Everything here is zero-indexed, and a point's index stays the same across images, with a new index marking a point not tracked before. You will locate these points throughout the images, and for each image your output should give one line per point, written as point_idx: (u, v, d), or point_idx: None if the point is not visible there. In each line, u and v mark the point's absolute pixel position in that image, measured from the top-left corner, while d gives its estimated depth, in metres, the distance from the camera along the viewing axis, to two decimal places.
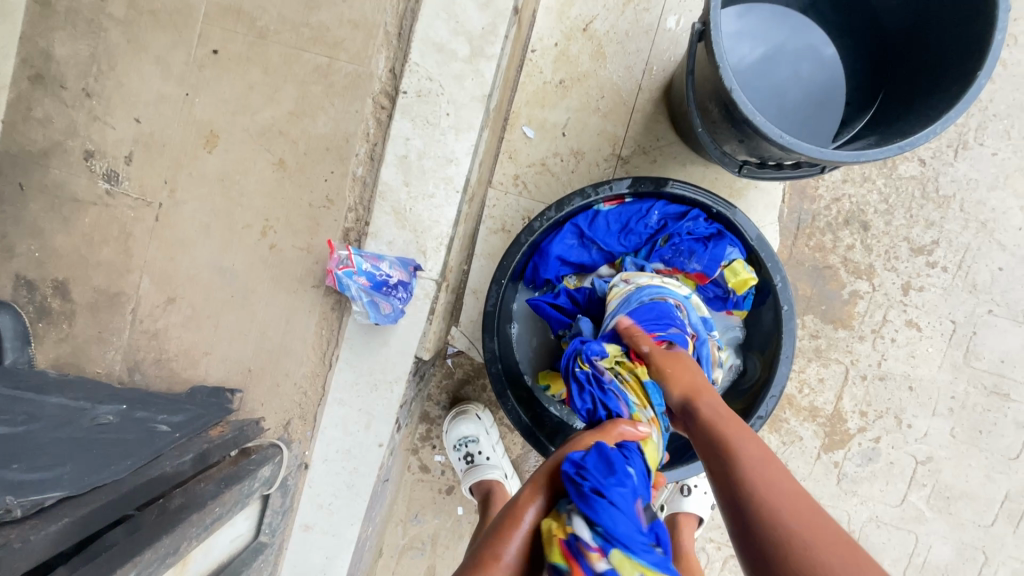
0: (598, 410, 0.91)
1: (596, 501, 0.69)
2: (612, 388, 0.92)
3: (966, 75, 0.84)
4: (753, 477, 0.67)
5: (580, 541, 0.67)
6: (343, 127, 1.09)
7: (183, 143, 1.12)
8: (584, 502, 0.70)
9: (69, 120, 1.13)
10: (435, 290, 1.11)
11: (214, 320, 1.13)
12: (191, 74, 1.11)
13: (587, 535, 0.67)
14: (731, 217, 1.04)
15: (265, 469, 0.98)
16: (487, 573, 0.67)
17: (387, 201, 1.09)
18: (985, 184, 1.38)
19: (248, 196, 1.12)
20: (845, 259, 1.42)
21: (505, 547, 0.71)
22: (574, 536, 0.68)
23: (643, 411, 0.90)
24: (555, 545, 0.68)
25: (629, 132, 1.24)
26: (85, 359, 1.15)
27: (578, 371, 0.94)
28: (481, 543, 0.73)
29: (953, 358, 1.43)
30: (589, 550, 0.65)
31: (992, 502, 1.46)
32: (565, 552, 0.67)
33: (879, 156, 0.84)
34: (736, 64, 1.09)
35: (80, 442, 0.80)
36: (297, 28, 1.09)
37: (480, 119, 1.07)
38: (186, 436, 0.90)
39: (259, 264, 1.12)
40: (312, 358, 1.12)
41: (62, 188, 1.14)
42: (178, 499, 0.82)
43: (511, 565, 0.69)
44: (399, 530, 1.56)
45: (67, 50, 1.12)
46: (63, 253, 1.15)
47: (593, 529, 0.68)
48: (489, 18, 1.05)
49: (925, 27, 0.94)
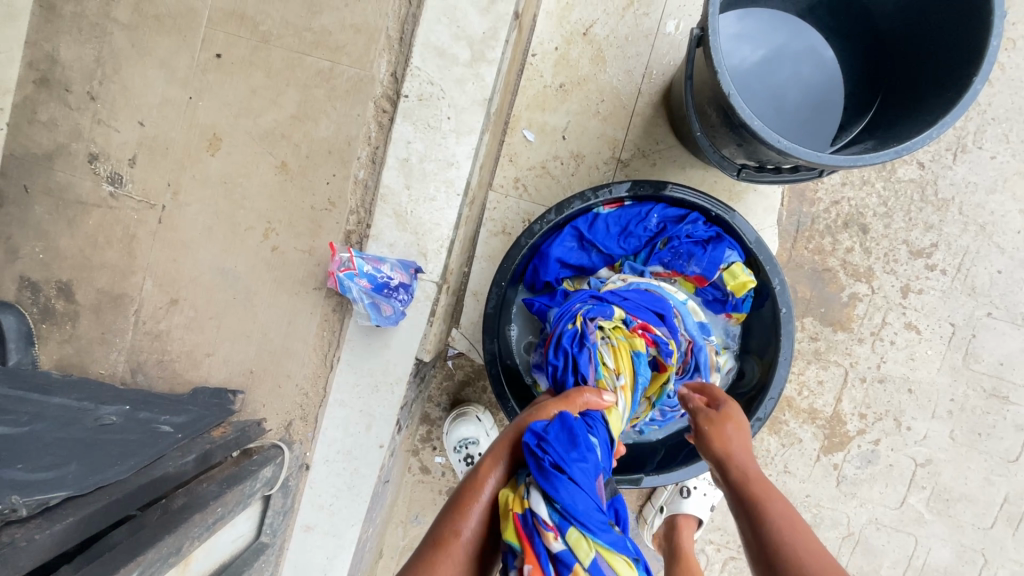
0: (568, 368, 0.96)
1: (556, 476, 0.72)
2: (591, 349, 0.95)
3: (962, 80, 0.85)
4: (778, 538, 0.70)
5: (535, 518, 0.70)
6: (345, 131, 1.10)
7: (187, 146, 1.13)
8: (544, 476, 0.74)
9: (74, 123, 1.14)
10: (436, 292, 1.12)
11: (216, 322, 1.14)
12: (195, 78, 1.12)
13: (543, 512, 0.70)
14: (729, 221, 1.05)
15: (267, 469, 0.98)
16: (446, 548, 0.72)
17: (388, 203, 1.10)
18: (984, 187, 1.39)
19: (251, 198, 1.13)
20: (844, 262, 1.42)
21: (465, 522, 0.75)
22: (529, 513, 0.71)
23: (613, 377, 0.95)
24: (511, 519, 0.72)
25: (629, 135, 1.24)
26: (88, 360, 1.16)
27: (569, 327, 0.98)
28: (441, 516, 0.77)
29: (952, 360, 1.43)
30: (544, 528, 0.69)
31: (991, 505, 1.46)
32: (520, 530, 0.71)
33: (877, 160, 0.85)
34: (734, 68, 1.10)
35: (84, 442, 0.81)
36: (300, 33, 1.10)
37: (480, 123, 1.08)
38: (189, 436, 0.91)
39: (262, 266, 1.13)
40: (314, 359, 1.12)
41: (66, 190, 1.15)
42: (181, 499, 0.83)
43: (470, 540, 0.74)
44: (400, 530, 1.57)
45: (73, 54, 1.13)
46: (67, 254, 1.16)
47: (549, 505, 0.71)
48: (490, 22, 1.06)
49: (923, 31, 0.95)
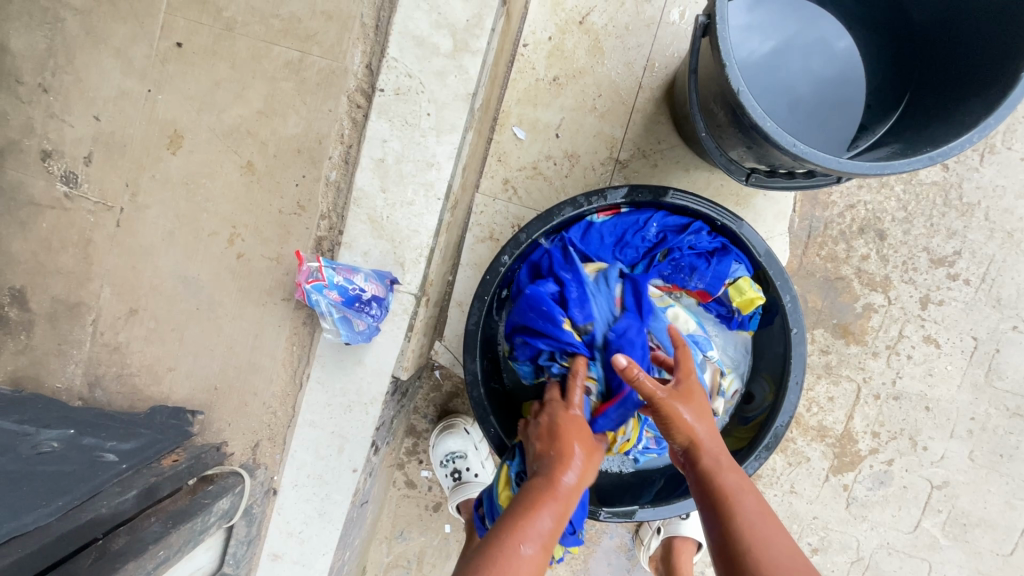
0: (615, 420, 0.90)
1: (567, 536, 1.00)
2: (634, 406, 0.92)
3: (1007, 76, 0.74)
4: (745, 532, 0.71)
5: None
6: (315, 127, 1.01)
7: (145, 143, 1.04)
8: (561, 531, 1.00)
9: (26, 117, 1.05)
10: (415, 305, 1.03)
11: (178, 334, 1.06)
12: (154, 69, 1.03)
13: None
14: (736, 230, 0.95)
15: (223, 501, 0.89)
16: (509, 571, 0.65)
17: (362, 207, 1.00)
18: (1013, 191, 1.28)
19: (214, 201, 1.04)
20: (859, 270, 1.32)
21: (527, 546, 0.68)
22: None
23: None
24: None
25: (628, 133, 1.14)
26: (43, 373, 1.08)
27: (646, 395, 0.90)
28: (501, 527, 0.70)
29: (973, 377, 1.33)
30: None
31: (1011, 530, 1.36)
32: None
33: (906, 167, 0.74)
34: (745, 59, 0.99)
35: (11, 476, 0.72)
36: (266, 20, 1.00)
37: (463, 120, 0.98)
38: (133, 468, 0.83)
39: (226, 275, 1.04)
40: (282, 376, 1.04)
41: (18, 191, 1.06)
42: (121, 540, 0.75)
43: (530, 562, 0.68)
44: (383, 547, 1.49)
45: (22, 42, 1.04)
46: (20, 259, 1.07)
47: None
48: (474, 9, 0.96)
49: (960, 22, 0.85)
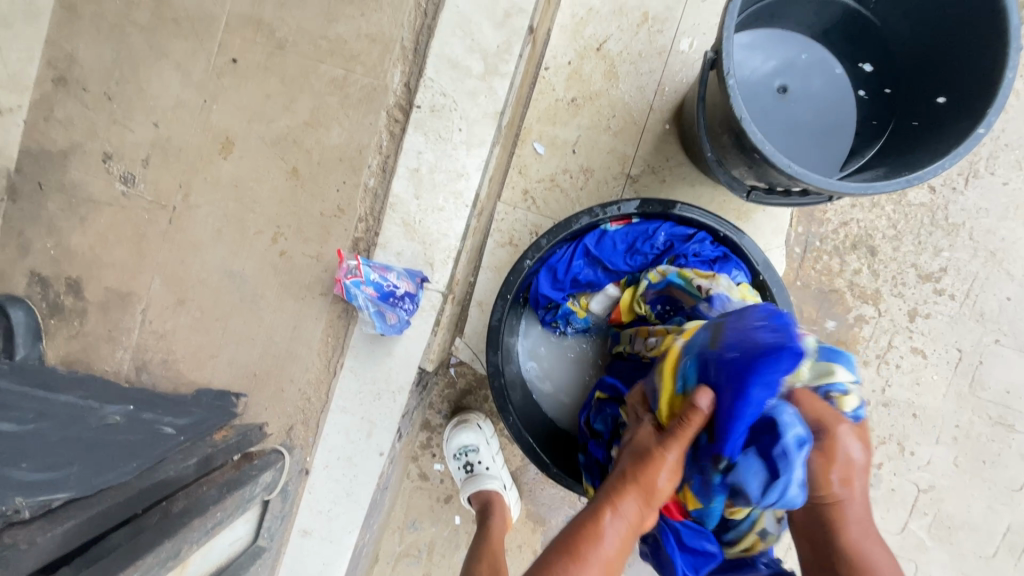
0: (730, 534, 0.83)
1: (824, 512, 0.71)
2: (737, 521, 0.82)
3: (976, 111, 0.85)
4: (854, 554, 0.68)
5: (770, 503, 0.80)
6: (356, 138, 1.10)
7: (199, 149, 1.14)
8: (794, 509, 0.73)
9: (90, 122, 1.15)
10: (442, 302, 1.12)
11: (223, 324, 1.15)
12: (210, 82, 1.13)
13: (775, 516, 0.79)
14: (737, 241, 1.05)
15: (267, 474, 1.01)
16: None
17: (397, 212, 1.10)
18: (995, 214, 1.38)
19: (261, 203, 1.13)
20: (851, 283, 1.42)
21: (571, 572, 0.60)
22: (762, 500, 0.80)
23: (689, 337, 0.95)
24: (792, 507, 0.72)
25: (639, 151, 1.24)
26: (94, 357, 1.16)
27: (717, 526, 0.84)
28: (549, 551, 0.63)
29: (958, 387, 1.42)
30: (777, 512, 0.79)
31: (994, 534, 1.44)
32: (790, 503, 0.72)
33: (887, 188, 0.84)
34: (749, 79, 1.08)
35: (87, 442, 0.81)
36: (315, 41, 1.11)
37: (491, 136, 1.09)
38: (190, 440, 0.93)
39: (269, 270, 1.13)
40: (317, 365, 1.13)
41: (79, 188, 1.16)
42: (181, 503, 0.84)
43: None
44: (396, 537, 1.57)
45: (91, 55, 1.15)
46: (77, 251, 1.17)
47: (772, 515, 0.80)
48: (505, 36, 1.06)
49: (939, 63, 0.94)
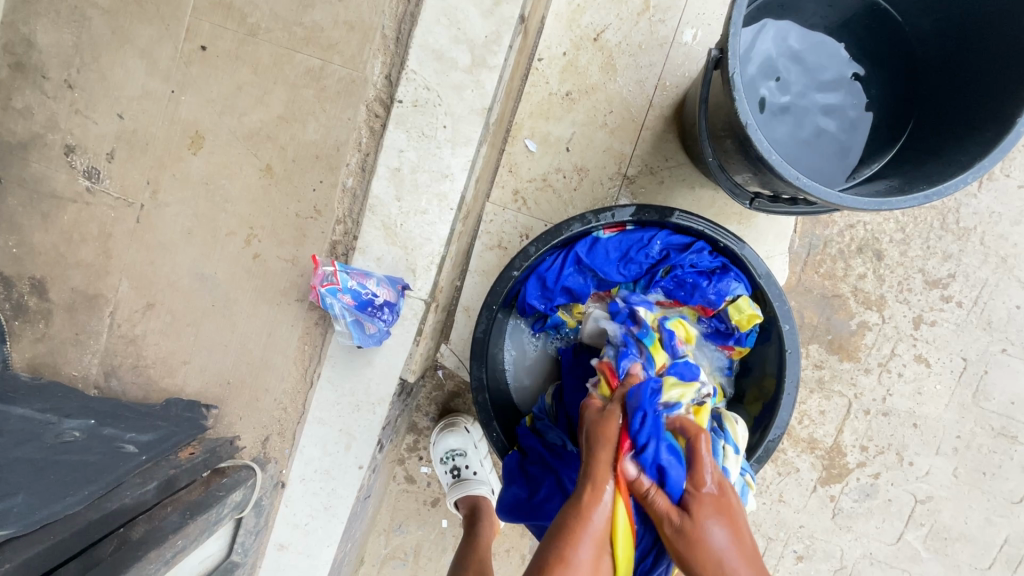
0: None
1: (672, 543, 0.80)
2: None
3: (1002, 119, 0.79)
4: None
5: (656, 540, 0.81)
6: (333, 135, 1.03)
7: (167, 143, 1.07)
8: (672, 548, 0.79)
9: (50, 112, 1.07)
10: (424, 311, 1.06)
11: (194, 330, 1.09)
12: (177, 70, 1.05)
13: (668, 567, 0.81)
14: (737, 252, 0.98)
15: (236, 493, 0.99)
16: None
17: (377, 215, 1.04)
18: (1009, 218, 1.31)
19: (233, 202, 1.06)
20: (855, 289, 1.36)
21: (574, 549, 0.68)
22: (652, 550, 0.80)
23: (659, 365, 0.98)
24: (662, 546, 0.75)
25: (636, 150, 1.17)
26: (61, 361, 1.10)
27: None
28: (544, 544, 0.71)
29: (961, 397, 1.37)
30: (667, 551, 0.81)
31: (990, 546, 1.40)
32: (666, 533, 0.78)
33: (904, 204, 0.78)
34: (762, 70, 0.97)
35: (40, 465, 0.79)
36: (289, 27, 1.02)
37: (478, 133, 1.01)
38: (151, 459, 0.91)
39: (242, 273, 1.07)
40: (294, 374, 1.08)
41: (41, 183, 1.09)
42: (141, 529, 0.84)
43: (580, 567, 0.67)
44: (382, 539, 1.53)
45: (50, 39, 1.06)
46: (40, 250, 1.10)
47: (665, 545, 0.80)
48: (493, 26, 0.98)
49: (965, 62, 0.88)
